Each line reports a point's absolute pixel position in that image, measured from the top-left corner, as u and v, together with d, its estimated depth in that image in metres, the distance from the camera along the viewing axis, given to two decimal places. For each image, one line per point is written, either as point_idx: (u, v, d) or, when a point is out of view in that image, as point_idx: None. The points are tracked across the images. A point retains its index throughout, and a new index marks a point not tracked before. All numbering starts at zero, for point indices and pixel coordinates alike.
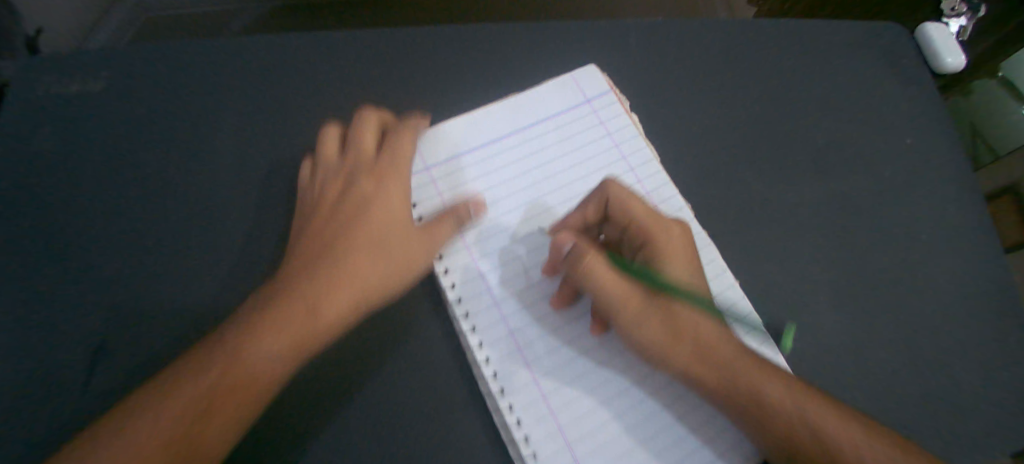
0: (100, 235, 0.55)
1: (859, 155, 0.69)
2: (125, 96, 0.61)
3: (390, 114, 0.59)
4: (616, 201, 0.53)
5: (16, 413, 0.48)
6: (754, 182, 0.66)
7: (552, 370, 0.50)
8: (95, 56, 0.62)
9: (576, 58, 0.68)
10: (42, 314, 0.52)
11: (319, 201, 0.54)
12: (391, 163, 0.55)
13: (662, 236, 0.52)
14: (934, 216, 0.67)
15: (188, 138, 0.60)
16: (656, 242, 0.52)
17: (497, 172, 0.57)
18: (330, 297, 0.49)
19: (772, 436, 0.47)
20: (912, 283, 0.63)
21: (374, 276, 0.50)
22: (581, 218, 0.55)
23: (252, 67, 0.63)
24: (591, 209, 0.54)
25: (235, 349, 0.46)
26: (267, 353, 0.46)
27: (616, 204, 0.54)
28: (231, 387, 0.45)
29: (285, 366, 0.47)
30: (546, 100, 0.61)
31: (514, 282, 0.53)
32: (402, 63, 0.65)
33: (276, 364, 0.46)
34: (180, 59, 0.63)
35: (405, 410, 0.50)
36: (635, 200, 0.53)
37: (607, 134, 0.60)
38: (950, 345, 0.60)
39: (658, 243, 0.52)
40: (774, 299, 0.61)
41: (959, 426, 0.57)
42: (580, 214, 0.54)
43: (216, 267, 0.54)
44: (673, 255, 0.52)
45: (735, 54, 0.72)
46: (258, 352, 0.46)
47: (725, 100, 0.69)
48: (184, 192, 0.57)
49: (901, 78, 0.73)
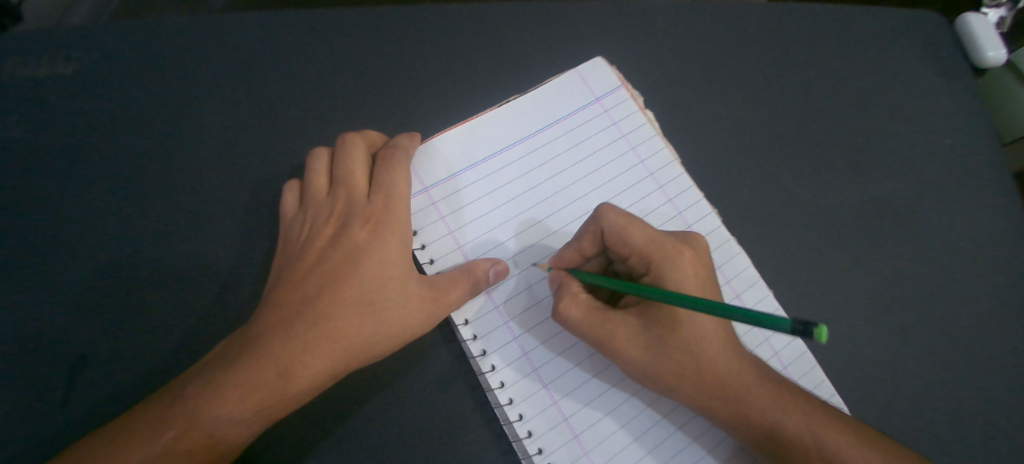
0: (91, 235, 0.52)
1: (897, 155, 0.64)
2: (106, 83, 0.56)
3: (376, 134, 0.52)
4: (611, 233, 0.48)
5: (35, 419, 0.47)
6: (783, 186, 0.62)
7: (571, 395, 0.48)
8: (62, 35, 0.56)
9: (591, 44, 0.63)
10: (43, 327, 0.50)
11: (308, 248, 0.48)
12: (385, 205, 0.48)
13: (667, 267, 0.47)
14: (977, 219, 0.63)
15: (179, 130, 0.56)
16: (660, 273, 0.47)
17: (504, 188, 0.52)
18: (299, 360, 0.44)
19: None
20: (947, 294, 0.60)
21: (357, 337, 0.46)
22: (577, 254, 0.50)
23: (240, 49, 0.58)
24: (585, 242, 0.49)
25: (196, 407, 0.42)
26: (227, 419, 0.43)
27: (611, 236, 0.48)
28: (193, 449, 0.42)
29: (249, 429, 0.43)
30: (550, 104, 0.55)
31: (523, 303, 0.50)
32: (407, 47, 0.60)
33: (239, 429, 0.43)
34: (160, 40, 0.57)
35: (423, 424, 0.49)
36: (633, 228, 0.48)
37: (621, 137, 0.55)
38: (986, 356, 0.58)
39: (664, 276, 0.47)
40: (801, 313, 0.58)
41: (989, 441, 0.56)
42: (574, 248, 0.49)
43: (218, 270, 0.52)
44: (682, 287, 0.46)
45: (764, 43, 0.66)
46: (219, 415, 0.42)
47: (752, 93, 0.65)
48: (180, 190, 0.54)
49: (943, 71, 0.68)
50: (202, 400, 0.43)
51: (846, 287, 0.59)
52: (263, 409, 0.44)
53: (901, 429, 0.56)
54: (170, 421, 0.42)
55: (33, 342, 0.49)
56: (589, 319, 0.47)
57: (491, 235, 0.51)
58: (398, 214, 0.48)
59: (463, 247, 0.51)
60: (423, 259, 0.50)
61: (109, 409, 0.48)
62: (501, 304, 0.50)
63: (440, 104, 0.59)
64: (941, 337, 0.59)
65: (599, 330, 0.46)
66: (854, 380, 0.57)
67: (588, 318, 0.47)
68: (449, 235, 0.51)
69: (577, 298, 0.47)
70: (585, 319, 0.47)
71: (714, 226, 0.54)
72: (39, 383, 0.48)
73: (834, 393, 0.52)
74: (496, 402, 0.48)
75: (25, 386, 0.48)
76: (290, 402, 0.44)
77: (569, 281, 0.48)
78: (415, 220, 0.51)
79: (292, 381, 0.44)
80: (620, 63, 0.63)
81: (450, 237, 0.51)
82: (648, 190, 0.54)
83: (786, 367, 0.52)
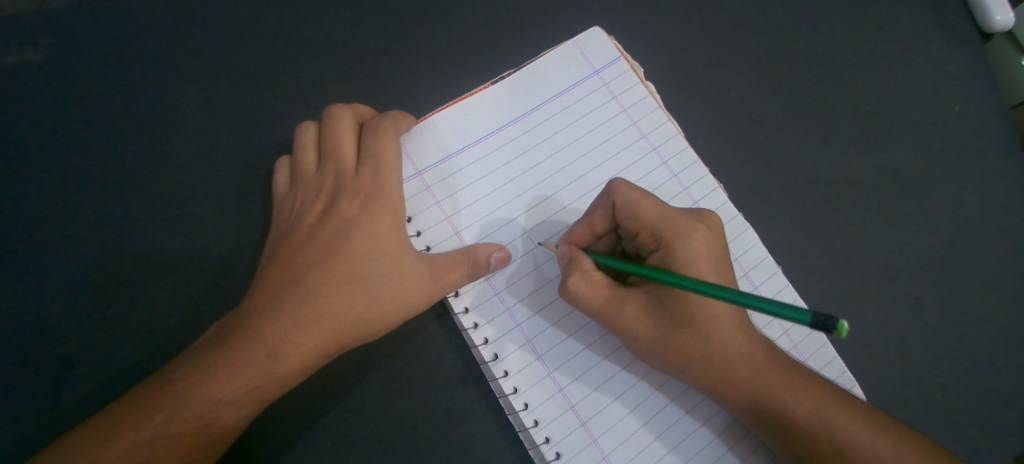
0: (69, 227, 0.50)
1: (903, 127, 0.62)
2: (77, 70, 0.53)
3: (366, 107, 0.50)
4: (624, 207, 0.46)
5: (17, 414, 0.46)
6: (789, 159, 0.60)
7: (576, 381, 0.47)
8: (28, 17, 0.52)
9: (587, 16, 0.61)
10: (25, 327, 0.48)
11: (297, 228, 0.46)
12: (375, 180, 0.46)
13: (679, 243, 0.44)
14: (985, 192, 0.61)
15: (157, 116, 0.53)
16: (671, 248, 0.45)
17: (502, 169, 0.50)
18: (289, 337, 0.42)
19: (807, 453, 0.43)
20: (956, 266, 0.58)
21: (348, 313, 0.44)
22: (588, 231, 0.48)
23: (217, 31, 0.55)
24: (597, 218, 0.47)
25: (186, 390, 0.41)
26: (217, 400, 0.41)
27: (624, 210, 0.46)
28: (185, 434, 0.40)
29: (243, 411, 0.42)
30: (548, 77, 0.53)
31: (524, 289, 0.48)
32: (393, 23, 0.57)
33: (231, 412, 0.41)
34: (132, 22, 0.54)
35: (421, 412, 0.47)
36: (646, 203, 0.46)
37: (621, 111, 0.53)
38: (991, 331, 0.57)
39: (675, 252, 0.44)
40: (807, 290, 0.57)
41: (995, 417, 0.55)
42: (585, 225, 0.48)
43: (204, 261, 0.50)
44: (693, 264, 0.44)
45: (766, 10, 0.64)
46: (210, 398, 0.41)
47: (755, 64, 0.62)
48: (160, 178, 0.52)
49: (950, 36, 0.65)
50: (191, 380, 0.41)
51: (855, 262, 0.58)
52: (255, 389, 0.42)
53: (914, 405, 0.55)
54: (158, 404, 0.40)
55: (16, 343, 0.47)
56: (599, 294, 0.45)
57: (490, 218, 0.49)
58: (390, 189, 0.46)
59: (461, 233, 0.49)
60: (419, 246, 0.48)
61: (94, 405, 0.46)
62: (502, 290, 0.48)
63: (431, 81, 0.57)
64: (951, 310, 0.57)
65: (608, 309, 0.45)
66: (864, 357, 0.56)
67: (599, 294, 0.45)
68: (446, 221, 0.48)
69: (588, 274, 0.45)
70: (593, 294, 0.45)
71: (721, 201, 0.52)
72: (22, 383, 0.46)
73: (845, 371, 0.51)
74: (500, 390, 0.46)
75: (10, 390, 0.46)
76: (280, 382, 0.42)
77: (579, 256, 0.46)
78: (410, 206, 0.48)
79: (282, 364, 0.42)
80: (618, 36, 0.61)
81: (447, 222, 0.49)
82: (652, 166, 0.52)
83: (796, 346, 0.50)
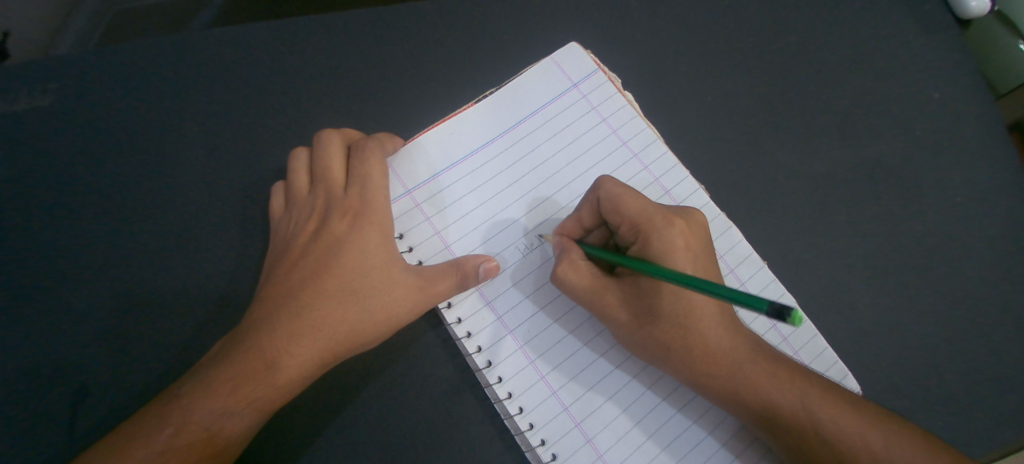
0: (81, 258, 0.53)
1: (884, 118, 0.64)
2: (84, 110, 0.56)
3: (353, 130, 0.53)
4: (605, 199, 0.48)
5: (36, 436, 0.48)
6: (770, 157, 0.62)
7: (569, 381, 0.48)
8: (37, 65, 0.55)
9: (564, 32, 0.63)
10: (38, 356, 0.50)
11: (291, 246, 0.49)
12: (363, 197, 0.48)
13: (656, 236, 0.46)
14: (971, 176, 0.62)
15: (162, 150, 0.56)
16: (648, 241, 0.46)
17: (489, 183, 0.52)
18: (286, 350, 0.44)
19: (786, 444, 0.45)
20: (945, 251, 0.59)
21: (343, 326, 0.46)
22: (578, 223, 0.50)
23: (214, 69, 0.58)
24: (585, 212, 0.49)
25: (191, 405, 0.42)
26: (222, 413, 0.43)
27: (606, 203, 0.48)
28: (193, 448, 0.42)
29: (246, 424, 0.43)
30: (531, 91, 0.55)
31: (515, 294, 0.50)
32: (383, 50, 0.60)
33: (235, 424, 0.43)
34: (136, 64, 0.57)
35: (419, 419, 0.49)
36: (628, 196, 0.47)
37: (601, 121, 0.55)
38: (985, 312, 0.58)
39: (651, 245, 0.46)
40: (797, 283, 0.58)
41: (994, 399, 0.55)
42: (574, 218, 0.50)
43: (209, 283, 0.52)
44: (669, 256, 0.45)
45: (742, 13, 0.65)
46: (214, 412, 0.42)
47: (734, 67, 0.64)
48: (166, 207, 0.54)
49: (926, 27, 0.66)
50: (196, 395, 0.43)
51: (843, 253, 0.59)
52: (257, 402, 0.44)
53: (911, 389, 0.55)
54: (166, 418, 0.42)
55: (29, 370, 0.49)
56: (585, 282, 0.47)
57: (479, 231, 0.51)
58: (377, 206, 0.48)
59: (451, 246, 0.50)
60: (411, 261, 0.50)
61: (109, 424, 0.49)
62: (493, 299, 0.49)
63: (418, 102, 0.59)
64: (943, 294, 0.58)
65: (593, 298, 0.47)
66: (858, 344, 0.56)
67: (585, 283, 0.47)
68: (436, 236, 0.50)
69: (576, 263, 0.47)
70: (580, 283, 0.47)
71: (704, 202, 0.54)
72: (41, 406, 0.49)
73: (837, 362, 0.52)
74: (495, 397, 0.47)
75: (26, 418, 0.48)
76: (280, 394, 0.44)
77: (570, 247, 0.48)
78: (400, 223, 0.50)
79: (281, 376, 0.44)
80: (596, 49, 0.63)
81: (437, 237, 0.50)
82: (634, 171, 0.54)
83: (786, 339, 0.52)
